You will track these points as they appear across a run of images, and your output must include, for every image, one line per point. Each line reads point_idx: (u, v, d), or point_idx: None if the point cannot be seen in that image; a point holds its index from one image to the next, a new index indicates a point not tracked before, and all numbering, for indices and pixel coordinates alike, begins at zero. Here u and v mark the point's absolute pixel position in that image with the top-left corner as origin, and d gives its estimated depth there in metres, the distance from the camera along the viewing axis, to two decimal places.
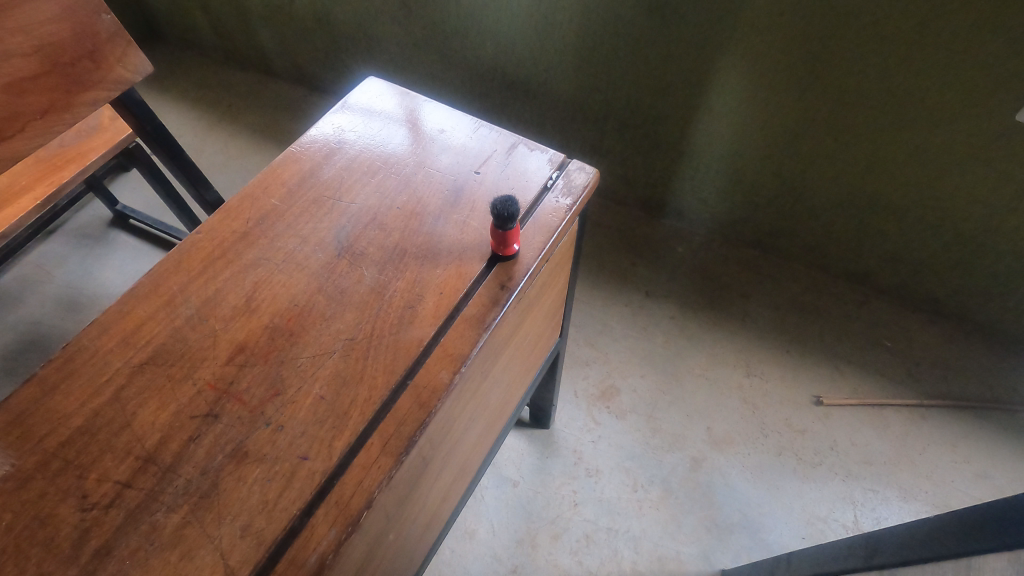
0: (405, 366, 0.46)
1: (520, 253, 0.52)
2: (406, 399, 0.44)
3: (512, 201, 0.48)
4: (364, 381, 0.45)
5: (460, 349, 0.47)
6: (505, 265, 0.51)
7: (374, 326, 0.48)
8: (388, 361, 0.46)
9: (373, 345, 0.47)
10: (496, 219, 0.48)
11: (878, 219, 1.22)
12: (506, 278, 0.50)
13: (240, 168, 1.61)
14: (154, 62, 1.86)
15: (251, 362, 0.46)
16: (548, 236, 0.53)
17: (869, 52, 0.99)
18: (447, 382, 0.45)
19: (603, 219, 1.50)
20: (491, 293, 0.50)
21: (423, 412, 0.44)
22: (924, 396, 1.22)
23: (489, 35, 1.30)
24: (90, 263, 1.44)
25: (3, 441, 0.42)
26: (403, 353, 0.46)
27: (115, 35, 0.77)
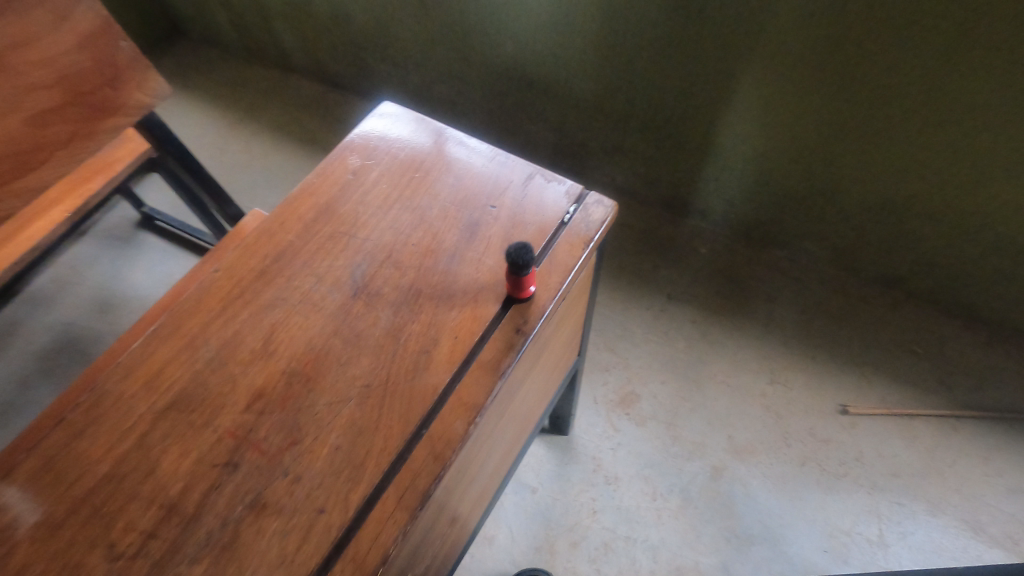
0: (419, 415, 0.46)
1: (536, 294, 0.51)
2: (421, 451, 0.44)
3: (527, 247, 0.46)
4: (379, 430, 0.45)
5: (475, 397, 0.46)
6: (520, 307, 0.50)
7: (390, 371, 0.48)
8: (403, 410, 0.46)
9: (389, 390, 0.47)
10: (510, 265, 0.47)
11: (911, 223, 1.17)
12: (521, 321, 0.50)
13: (262, 168, 1.63)
14: (176, 59, 1.88)
15: (269, 410, 0.46)
16: (564, 276, 0.52)
17: (905, 53, 0.94)
18: (461, 433, 0.45)
19: (625, 219, 1.47)
20: (507, 337, 0.49)
21: (438, 464, 0.44)
22: (956, 405, 1.18)
23: (509, 34, 1.27)
24: (120, 265, 1.47)
25: (34, 488, 0.44)
26: (418, 402, 0.46)
27: (134, 62, 0.77)
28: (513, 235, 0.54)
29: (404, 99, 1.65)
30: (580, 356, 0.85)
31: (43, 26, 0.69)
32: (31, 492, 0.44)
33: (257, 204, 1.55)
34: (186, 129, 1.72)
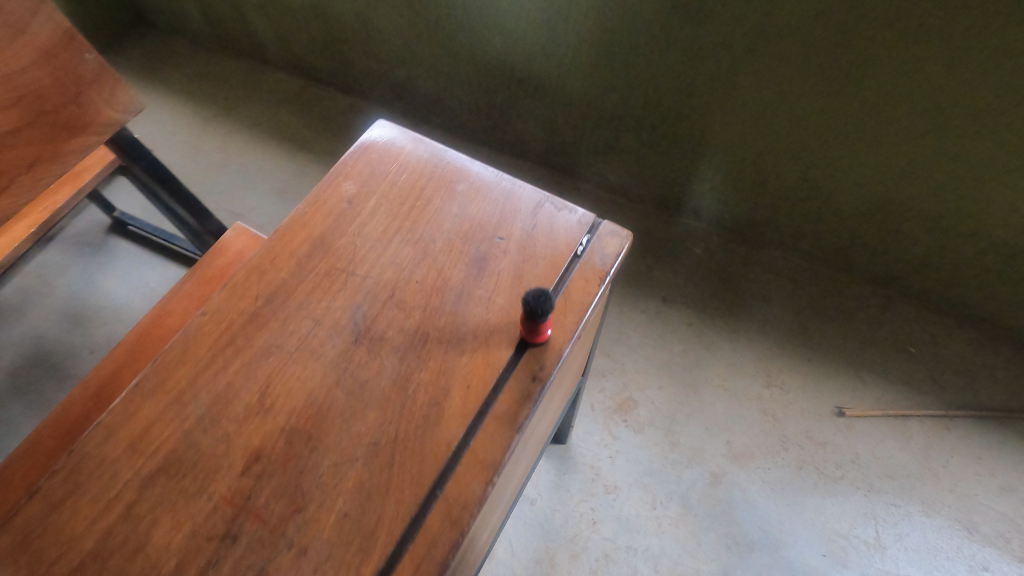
0: (433, 476, 0.43)
1: (551, 337, 0.48)
2: (437, 516, 0.41)
3: (545, 293, 0.43)
4: (390, 494, 0.42)
5: (491, 454, 0.43)
6: (535, 352, 0.47)
7: (398, 427, 0.44)
8: (415, 470, 0.43)
9: (397, 449, 0.44)
10: (526, 311, 0.44)
11: (907, 224, 1.16)
12: (537, 368, 0.47)
13: (241, 169, 1.56)
14: (143, 51, 1.78)
15: (269, 473, 0.43)
16: (580, 316, 0.49)
17: (908, 55, 0.92)
18: (479, 494, 0.42)
19: (617, 219, 1.44)
20: (522, 385, 0.46)
21: (456, 531, 0.41)
22: (948, 405, 1.19)
23: (498, 30, 1.21)
24: (92, 273, 1.40)
25: (10, 570, 0.40)
26: (430, 460, 0.43)
27: (100, 75, 0.72)
28: (524, 271, 0.51)
29: (388, 95, 1.59)
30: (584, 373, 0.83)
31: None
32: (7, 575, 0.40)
33: (236, 206, 1.49)
34: (157, 126, 1.63)
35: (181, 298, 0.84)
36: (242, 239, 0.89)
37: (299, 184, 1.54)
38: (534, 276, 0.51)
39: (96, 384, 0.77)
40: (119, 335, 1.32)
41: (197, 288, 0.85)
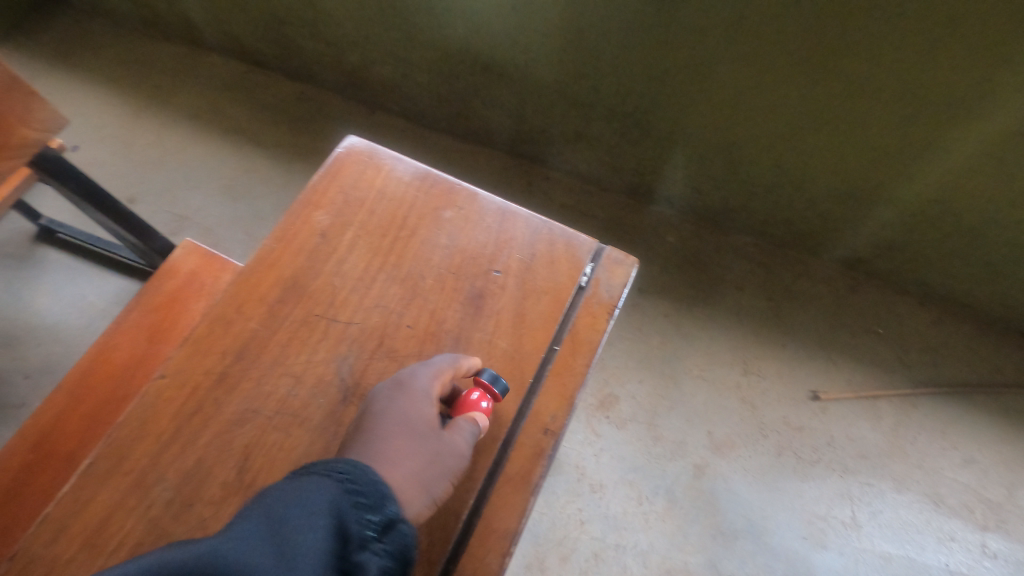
0: (444, 553, 0.42)
1: (557, 387, 0.48)
2: None
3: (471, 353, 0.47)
4: None
5: (505, 524, 0.44)
6: (543, 404, 0.47)
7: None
8: (425, 547, 0.42)
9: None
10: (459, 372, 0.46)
11: (876, 210, 1.16)
12: (548, 420, 0.47)
13: (182, 166, 1.44)
14: (53, 31, 1.59)
15: None
16: (590, 358, 0.49)
17: (888, 47, 0.87)
18: (497, 568, 0.43)
19: (588, 208, 1.41)
20: (534, 441, 0.46)
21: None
22: (915, 382, 1.24)
23: (460, 13, 1.13)
24: (19, 289, 1.26)
25: None
26: (440, 534, 0.43)
27: (12, 90, 0.65)
28: (526, 311, 0.50)
29: (343, 82, 1.48)
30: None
31: None
32: None
33: (180, 208, 1.39)
34: (82, 120, 1.48)
35: (127, 330, 0.75)
36: (193, 258, 0.80)
37: (248, 181, 1.43)
38: (533, 314, 0.50)
39: (36, 433, 0.68)
40: (56, 356, 1.20)
41: (145, 318, 0.76)
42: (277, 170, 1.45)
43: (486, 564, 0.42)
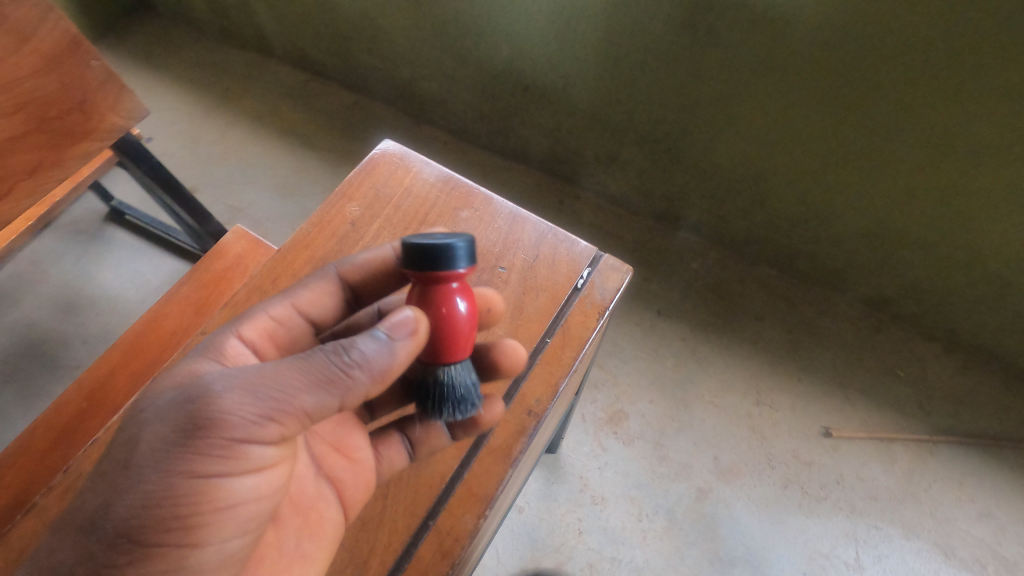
0: (426, 507, 0.52)
1: (544, 373, 0.55)
2: (430, 549, 0.50)
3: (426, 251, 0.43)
4: (384, 525, 0.51)
5: (482, 488, 0.52)
6: (529, 389, 0.54)
7: (304, 518, 0.50)
8: (410, 501, 0.52)
9: (283, 544, 0.49)
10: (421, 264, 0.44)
11: (905, 250, 1.15)
12: (532, 403, 0.54)
13: (240, 162, 1.56)
14: (141, 34, 1.75)
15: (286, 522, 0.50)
16: (578, 351, 0.55)
17: (917, 90, 0.88)
18: (471, 526, 0.50)
19: (615, 229, 1.45)
20: (518, 419, 0.54)
21: (446, 560, 0.49)
22: (934, 429, 1.22)
23: (505, 38, 1.21)
24: (87, 261, 1.38)
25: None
26: (426, 491, 0.52)
27: (106, 82, 0.76)
28: (523, 305, 0.57)
29: (394, 95, 1.58)
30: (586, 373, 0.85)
31: (4, 50, 0.65)
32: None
33: (235, 201, 1.50)
34: (158, 115, 1.62)
35: (178, 301, 0.83)
36: (241, 242, 0.89)
37: (298, 181, 1.53)
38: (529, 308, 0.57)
39: (90, 383, 0.76)
40: (113, 326, 1.31)
41: (193, 292, 0.84)
42: (325, 172, 1.55)
43: (460, 520, 0.50)
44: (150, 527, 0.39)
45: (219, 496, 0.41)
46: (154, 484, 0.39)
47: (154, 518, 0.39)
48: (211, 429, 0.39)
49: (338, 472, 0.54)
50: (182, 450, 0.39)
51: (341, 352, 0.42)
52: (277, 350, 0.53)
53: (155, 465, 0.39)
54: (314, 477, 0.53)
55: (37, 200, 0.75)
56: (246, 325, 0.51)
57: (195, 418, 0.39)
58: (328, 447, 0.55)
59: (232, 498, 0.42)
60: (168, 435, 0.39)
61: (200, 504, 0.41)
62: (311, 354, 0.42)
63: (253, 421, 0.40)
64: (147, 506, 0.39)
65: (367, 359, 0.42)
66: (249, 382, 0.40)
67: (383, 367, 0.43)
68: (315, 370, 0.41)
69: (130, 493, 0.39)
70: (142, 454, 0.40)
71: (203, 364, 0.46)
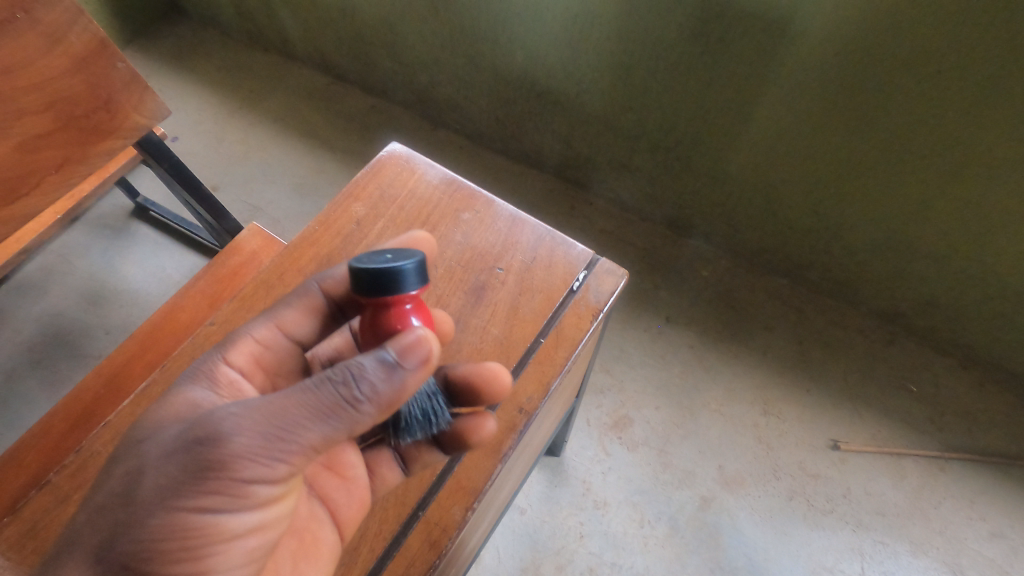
0: (416, 499, 0.54)
1: (537, 373, 0.57)
2: (419, 538, 0.53)
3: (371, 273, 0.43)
4: (375, 515, 0.54)
5: (471, 483, 0.54)
6: (521, 387, 0.57)
7: (299, 540, 0.51)
8: (401, 493, 0.55)
9: (281, 568, 0.50)
10: (370, 286, 0.43)
11: (919, 264, 1.13)
12: (523, 401, 0.56)
13: (260, 162, 1.60)
14: (170, 37, 1.81)
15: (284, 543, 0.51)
16: (570, 352, 0.58)
17: (930, 102, 0.88)
18: (460, 518, 0.53)
19: (626, 235, 1.46)
20: (510, 416, 0.56)
21: (433, 550, 0.52)
22: (946, 446, 1.20)
23: (520, 44, 1.22)
24: (112, 255, 1.43)
25: (20, 553, 0.52)
26: (416, 485, 0.55)
27: (130, 84, 0.79)
28: (518, 305, 0.60)
29: (411, 98, 1.61)
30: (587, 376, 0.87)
31: (37, 53, 0.69)
32: (18, 556, 0.52)
33: (255, 199, 1.54)
34: (184, 114, 1.68)
35: (194, 295, 0.86)
36: (256, 239, 0.92)
37: (317, 181, 1.57)
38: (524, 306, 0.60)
39: (109, 371, 0.80)
40: (134, 318, 1.36)
41: (208, 286, 0.87)
42: (342, 173, 1.58)
43: (449, 512, 0.53)
44: (157, 567, 0.39)
45: (228, 530, 0.41)
46: (161, 522, 0.39)
47: (158, 555, 0.39)
48: (220, 468, 0.39)
49: (331, 491, 0.54)
50: (191, 489, 0.39)
51: (350, 387, 0.41)
52: (264, 372, 0.55)
53: (161, 505, 0.39)
54: (307, 498, 0.54)
55: (64, 194, 0.78)
56: (231, 350, 0.53)
57: (203, 459, 0.39)
58: (321, 468, 0.56)
59: (242, 530, 0.42)
60: (175, 474, 0.39)
61: (210, 539, 0.40)
62: (320, 389, 0.41)
63: (261, 458, 0.40)
64: (153, 544, 0.39)
65: (376, 392, 0.41)
66: (259, 420, 0.40)
67: (392, 398, 0.42)
68: (324, 405, 0.41)
69: (135, 531, 0.38)
70: (147, 490, 0.39)
71: (197, 391, 0.49)
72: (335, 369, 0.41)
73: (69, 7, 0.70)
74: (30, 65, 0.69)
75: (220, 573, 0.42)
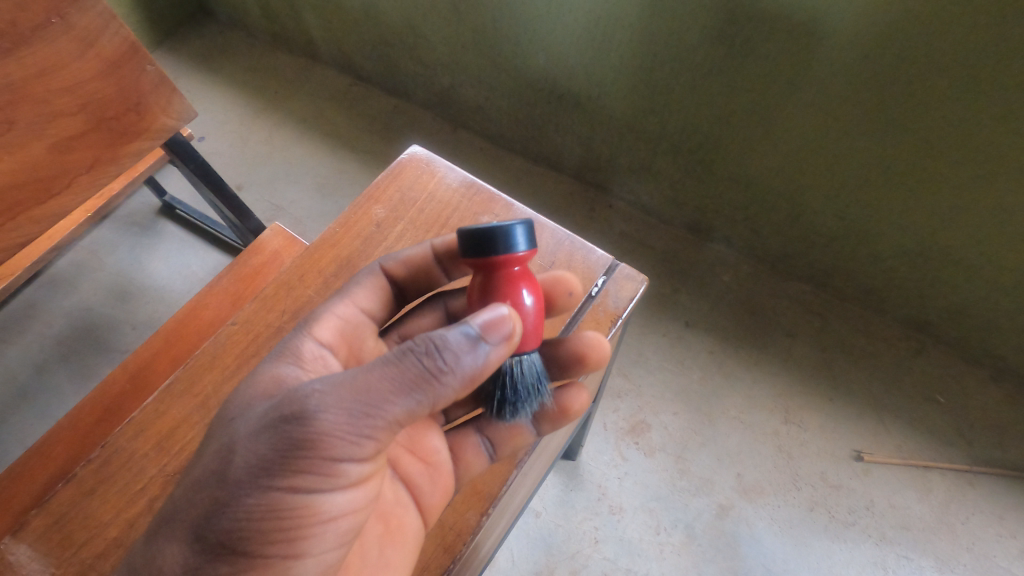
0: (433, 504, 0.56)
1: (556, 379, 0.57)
2: (434, 542, 0.54)
3: (484, 232, 0.45)
4: None
5: (487, 488, 0.56)
6: None
7: (386, 525, 0.53)
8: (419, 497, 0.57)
9: (367, 554, 0.51)
10: (479, 247, 0.46)
11: (949, 273, 1.10)
12: None
13: (283, 162, 1.62)
14: (198, 39, 1.85)
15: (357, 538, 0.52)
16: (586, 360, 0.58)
17: (962, 107, 0.85)
18: (474, 522, 0.55)
19: (646, 238, 1.44)
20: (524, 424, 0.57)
21: (448, 553, 0.53)
22: (975, 460, 1.17)
23: (542, 46, 1.22)
24: (140, 252, 1.47)
25: (47, 544, 0.53)
26: (443, 488, 0.57)
27: (159, 86, 0.81)
28: None
29: (432, 99, 1.62)
30: (604, 381, 0.87)
31: (71, 56, 0.71)
32: (44, 547, 0.53)
33: (278, 199, 1.56)
34: (210, 115, 1.71)
35: (217, 292, 0.88)
36: (278, 239, 0.93)
37: (338, 181, 1.59)
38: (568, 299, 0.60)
39: (134, 366, 0.81)
40: (159, 314, 1.38)
41: (231, 284, 0.89)
42: (364, 174, 1.60)
43: (464, 517, 0.55)
44: (255, 543, 0.41)
45: (319, 508, 0.42)
46: (255, 500, 0.40)
47: (256, 532, 0.40)
48: (310, 447, 0.40)
49: (416, 476, 0.57)
50: (281, 469, 0.40)
51: (434, 356, 0.42)
52: (348, 347, 0.58)
53: (255, 485, 0.40)
54: (392, 482, 0.56)
55: (94, 194, 0.80)
56: (317, 327, 0.55)
57: (294, 438, 0.40)
58: (404, 451, 0.58)
59: (332, 510, 0.43)
60: (266, 453, 0.40)
61: (304, 519, 0.42)
62: (404, 361, 0.41)
63: (353, 435, 0.41)
64: (251, 524, 0.40)
65: (460, 363, 0.43)
66: (350, 397, 0.40)
67: (477, 370, 0.43)
68: (409, 378, 0.41)
69: (232, 514, 0.40)
70: (238, 470, 0.40)
71: (283, 367, 0.50)
72: (418, 340, 0.42)
73: (101, 12, 0.73)
74: (65, 68, 0.71)
75: (313, 550, 0.44)
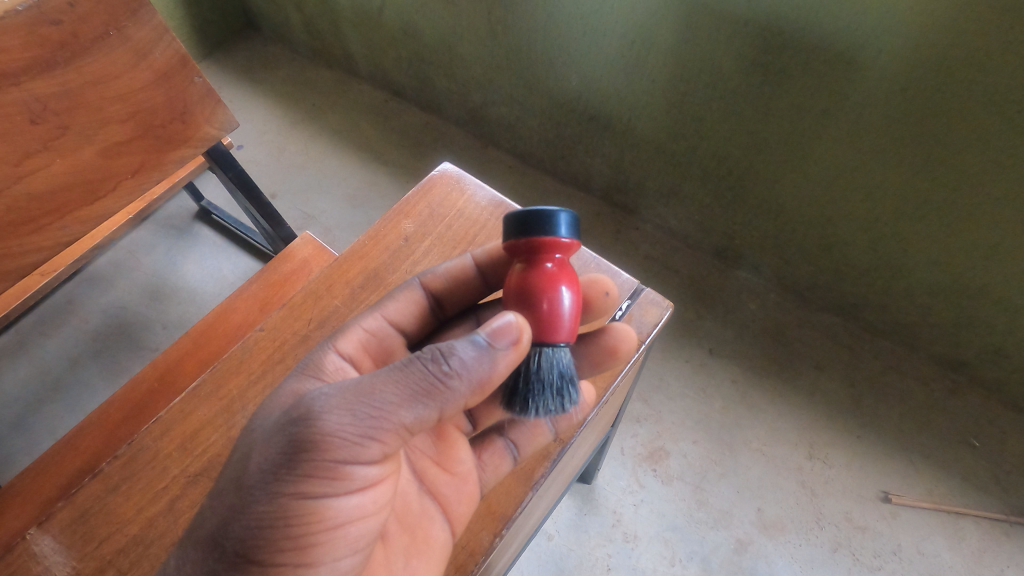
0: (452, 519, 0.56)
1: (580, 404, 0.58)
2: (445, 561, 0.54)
3: (529, 215, 0.48)
4: None
5: (501, 509, 0.56)
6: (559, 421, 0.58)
7: (411, 536, 0.53)
8: None
9: (393, 563, 0.51)
10: (521, 230, 0.48)
11: (987, 313, 1.06)
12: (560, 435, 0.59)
13: (317, 172, 1.67)
14: (243, 52, 1.92)
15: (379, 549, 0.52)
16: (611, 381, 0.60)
17: (1005, 144, 0.83)
18: (487, 543, 0.54)
19: (671, 262, 1.43)
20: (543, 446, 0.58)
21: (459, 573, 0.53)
22: (1012, 510, 1.11)
23: (575, 69, 1.23)
24: (175, 254, 1.51)
25: (69, 537, 0.54)
26: (469, 497, 0.56)
27: (205, 97, 0.84)
28: None
29: (464, 116, 1.64)
30: (624, 404, 0.86)
31: (126, 67, 0.75)
32: (66, 540, 0.54)
33: (309, 208, 1.60)
34: (250, 125, 1.77)
35: (247, 297, 0.90)
36: (308, 248, 0.95)
37: (369, 193, 1.62)
38: (595, 314, 0.61)
39: (163, 365, 0.83)
40: (189, 316, 1.42)
41: (261, 290, 0.91)
42: (394, 187, 1.63)
43: (477, 536, 0.55)
44: (267, 549, 0.41)
45: (329, 514, 0.42)
46: (265, 505, 0.40)
47: (268, 537, 0.41)
48: (314, 449, 0.40)
49: (442, 486, 0.57)
50: (288, 473, 0.40)
51: (439, 362, 0.43)
52: (373, 359, 0.58)
53: (265, 490, 0.40)
54: (419, 494, 0.56)
55: (138, 197, 0.84)
56: (341, 339, 0.56)
57: (300, 441, 0.40)
58: (430, 463, 0.59)
59: (340, 516, 0.43)
60: (274, 458, 0.40)
61: (311, 523, 0.41)
62: (409, 367, 0.42)
63: (360, 439, 0.41)
64: (261, 527, 0.40)
65: (467, 366, 0.43)
66: (355, 402, 0.41)
67: (483, 372, 0.44)
68: (414, 383, 0.42)
69: (243, 516, 0.41)
70: (252, 476, 0.41)
71: (306, 381, 0.50)
72: (424, 348, 0.43)
73: (156, 25, 0.76)
74: (119, 77, 0.74)
75: (324, 559, 0.43)
